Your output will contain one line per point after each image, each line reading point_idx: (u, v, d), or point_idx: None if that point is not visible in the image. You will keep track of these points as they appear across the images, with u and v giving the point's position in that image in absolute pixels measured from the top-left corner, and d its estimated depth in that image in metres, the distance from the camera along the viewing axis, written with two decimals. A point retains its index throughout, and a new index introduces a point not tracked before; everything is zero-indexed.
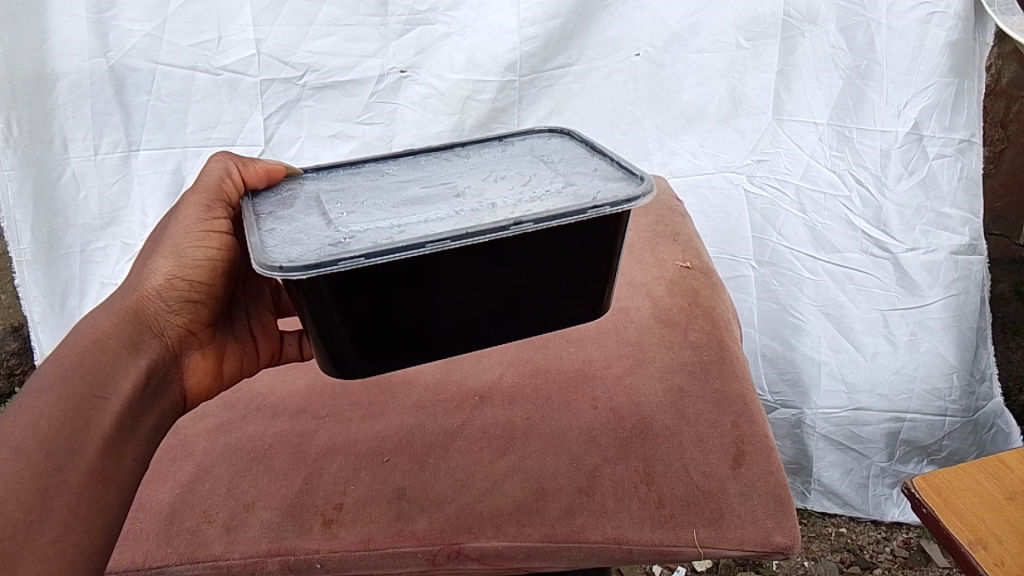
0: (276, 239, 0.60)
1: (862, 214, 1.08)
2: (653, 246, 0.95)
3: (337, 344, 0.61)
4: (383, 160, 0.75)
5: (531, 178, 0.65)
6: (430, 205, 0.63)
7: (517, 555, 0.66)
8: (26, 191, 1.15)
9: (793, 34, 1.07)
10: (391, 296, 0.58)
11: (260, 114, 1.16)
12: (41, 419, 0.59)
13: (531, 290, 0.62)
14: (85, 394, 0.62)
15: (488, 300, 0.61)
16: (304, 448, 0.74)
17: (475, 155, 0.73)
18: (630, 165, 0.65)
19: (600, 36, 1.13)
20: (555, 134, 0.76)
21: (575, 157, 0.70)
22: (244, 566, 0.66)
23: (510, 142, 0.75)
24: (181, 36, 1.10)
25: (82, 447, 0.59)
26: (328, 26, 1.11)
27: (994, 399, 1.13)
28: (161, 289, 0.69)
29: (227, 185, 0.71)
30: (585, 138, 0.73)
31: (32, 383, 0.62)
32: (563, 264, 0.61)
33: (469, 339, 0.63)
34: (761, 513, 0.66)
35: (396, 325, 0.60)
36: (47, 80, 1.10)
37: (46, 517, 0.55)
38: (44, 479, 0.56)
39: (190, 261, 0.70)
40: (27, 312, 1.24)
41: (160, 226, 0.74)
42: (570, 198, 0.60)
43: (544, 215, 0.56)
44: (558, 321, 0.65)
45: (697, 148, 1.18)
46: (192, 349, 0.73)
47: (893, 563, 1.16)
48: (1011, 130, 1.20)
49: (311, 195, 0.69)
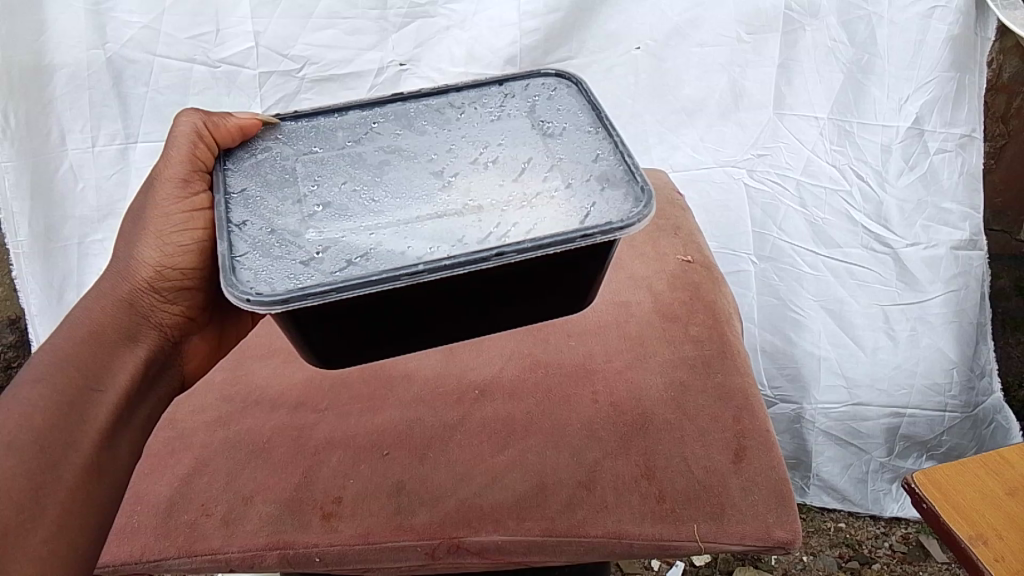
0: (248, 243, 0.60)
1: (862, 209, 1.08)
2: (654, 240, 0.94)
3: (321, 344, 0.63)
4: (371, 111, 0.73)
5: (522, 171, 0.64)
6: (413, 203, 0.62)
7: (518, 548, 0.66)
8: (24, 183, 1.14)
9: (794, 28, 1.07)
10: (370, 309, 0.59)
11: (259, 107, 1.15)
12: (36, 412, 0.61)
13: (514, 299, 0.63)
14: (81, 386, 0.64)
15: (469, 307, 0.62)
16: (302, 442, 0.73)
17: (467, 117, 0.71)
18: (632, 163, 0.63)
19: (601, 30, 1.13)
20: (561, 81, 0.73)
21: (575, 133, 0.67)
22: (242, 560, 0.66)
23: (508, 93, 0.73)
24: (178, 28, 1.09)
25: (76, 442, 0.61)
26: (327, 19, 1.10)
27: (994, 395, 1.13)
28: (152, 281, 0.69)
29: (200, 150, 0.70)
30: (592, 99, 0.70)
31: (26, 370, 0.64)
32: (549, 276, 0.62)
33: (451, 331, 0.65)
34: (761, 507, 0.66)
35: (378, 329, 0.62)
36: (45, 71, 1.09)
37: (38, 517, 0.57)
38: (40, 476, 0.58)
39: (178, 248, 0.69)
40: (23, 304, 1.23)
41: (137, 205, 0.73)
42: (559, 214, 0.60)
43: (527, 245, 0.56)
44: (541, 313, 0.67)
45: (698, 142, 1.18)
46: (190, 334, 0.74)
47: (892, 558, 1.17)
48: (1013, 125, 1.20)
49: (288, 163, 0.68)
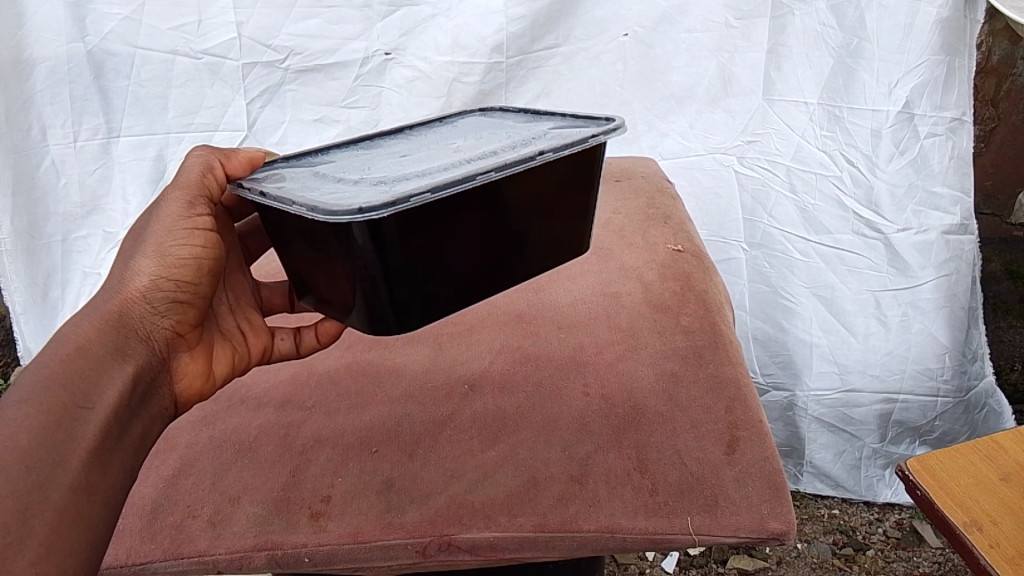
0: (312, 199, 0.57)
1: (853, 194, 1.07)
2: (644, 230, 0.95)
3: (378, 299, 0.59)
4: (345, 145, 0.74)
5: (509, 135, 0.70)
6: (436, 160, 0.64)
7: (508, 545, 0.64)
8: (4, 180, 1.13)
9: (782, 13, 1.06)
10: (436, 241, 0.58)
11: (242, 99, 1.13)
12: (23, 433, 0.52)
13: (537, 232, 0.67)
14: (67, 404, 0.55)
15: (508, 239, 0.64)
16: (290, 439, 0.72)
17: (430, 134, 0.75)
18: (584, 115, 0.72)
19: (588, 16, 1.12)
20: (487, 112, 0.82)
21: (528, 121, 0.75)
22: (230, 562, 0.64)
23: (453, 123, 0.79)
24: (159, 19, 1.08)
25: (64, 462, 0.52)
26: (310, 8, 1.09)
27: (986, 378, 1.12)
28: (146, 291, 0.61)
29: (209, 181, 0.64)
30: (522, 108, 0.79)
31: (13, 391, 0.55)
32: (563, 200, 0.67)
33: (486, 287, 0.65)
34: (755, 499, 0.65)
35: (436, 273, 0.60)
36: (23, 65, 1.08)
37: (26, 537, 0.48)
38: (25, 497, 0.49)
39: (175, 261, 0.62)
40: (9, 303, 1.22)
41: (136, 225, 0.66)
42: (561, 137, 0.66)
43: (560, 145, 0.63)
44: (546, 265, 0.71)
45: (687, 129, 1.17)
46: (180, 351, 0.65)
47: (886, 544, 1.15)
48: (1002, 108, 1.21)
49: (303, 170, 0.66)
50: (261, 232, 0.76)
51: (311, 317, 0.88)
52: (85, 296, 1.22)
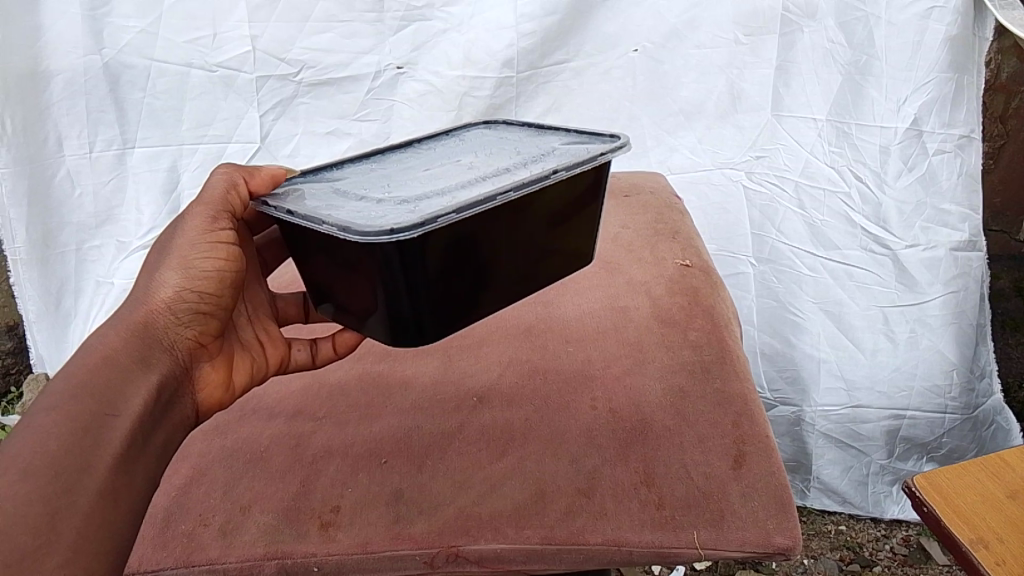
0: (338, 218, 0.58)
1: (861, 210, 1.08)
2: (652, 245, 0.95)
3: (401, 312, 0.60)
4: (356, 159, 0.75)
5: (516, 150, 0.72)
6: (451, 177, 0.66)
7: (516, 558, 0.64)
8: (20, 189, 1.14)
9: (791, 29, 1.07)
10: (457, 256, 0.60)
11: (255, 111, 1.15)
12: (51, 439, 0.53)
13: (546, 244, 0.69)
14: (94, 412, 0.56)
15: (520, 251, 0.66)
16: (300, 450, 0.73)
17: (439, 147, 0.77)
18: (588, 131, 0.74)
19: (598, 32, 1.13)
20: (490, 125, 0.83)
21: (533, 136, 0.77)
22: (240, 570, 0.65)
23: (459, 136, 0.80)
24: (176, 33, 1.10)
25: (91, 468, 0.53)
26: (324, 23, 1.11)
27: (994, 396, 1.12)
28: (170, 302, 0.62)
29: (234, 197, 0.65)
30: (525, 122, 0.81)
31: (42, 400, 0.56)
32: (570, 213, 0.69)
33: (499, 295, 0.67)
34: (761, 514, 0.65)
35: (456, 286, 0.62)
36: (41, 77, 1.10)
37: (54, 541, 0.49)
38: (54, 502, 0.50)
39: (199, 273, 0.63)
40: (23, 311, 1.23)
41: (160, 238, 0.67)
42: (569, 154, 0.68)
43: (572, 164, 0.65)
44: (554, 276, 0.73)
45: (696, 144, 1.18)
46: (202, 361, 0.66)
47: (893, 561, 1.15)
48: (1011, 125, 1.21)
49: (320, 187, 0.67)
50: (277, 244, 0.77)
51: (323, 329, 0.89)
52: (97, 305, 1.23)
